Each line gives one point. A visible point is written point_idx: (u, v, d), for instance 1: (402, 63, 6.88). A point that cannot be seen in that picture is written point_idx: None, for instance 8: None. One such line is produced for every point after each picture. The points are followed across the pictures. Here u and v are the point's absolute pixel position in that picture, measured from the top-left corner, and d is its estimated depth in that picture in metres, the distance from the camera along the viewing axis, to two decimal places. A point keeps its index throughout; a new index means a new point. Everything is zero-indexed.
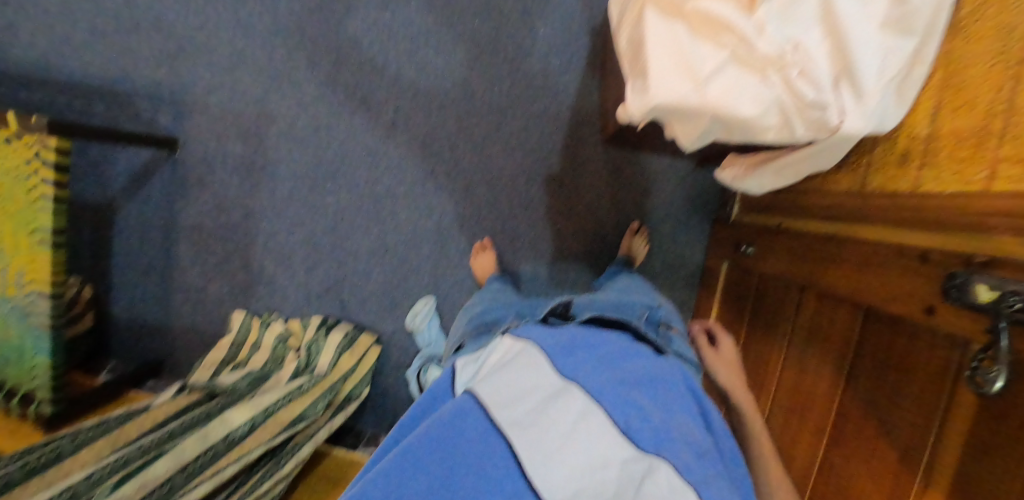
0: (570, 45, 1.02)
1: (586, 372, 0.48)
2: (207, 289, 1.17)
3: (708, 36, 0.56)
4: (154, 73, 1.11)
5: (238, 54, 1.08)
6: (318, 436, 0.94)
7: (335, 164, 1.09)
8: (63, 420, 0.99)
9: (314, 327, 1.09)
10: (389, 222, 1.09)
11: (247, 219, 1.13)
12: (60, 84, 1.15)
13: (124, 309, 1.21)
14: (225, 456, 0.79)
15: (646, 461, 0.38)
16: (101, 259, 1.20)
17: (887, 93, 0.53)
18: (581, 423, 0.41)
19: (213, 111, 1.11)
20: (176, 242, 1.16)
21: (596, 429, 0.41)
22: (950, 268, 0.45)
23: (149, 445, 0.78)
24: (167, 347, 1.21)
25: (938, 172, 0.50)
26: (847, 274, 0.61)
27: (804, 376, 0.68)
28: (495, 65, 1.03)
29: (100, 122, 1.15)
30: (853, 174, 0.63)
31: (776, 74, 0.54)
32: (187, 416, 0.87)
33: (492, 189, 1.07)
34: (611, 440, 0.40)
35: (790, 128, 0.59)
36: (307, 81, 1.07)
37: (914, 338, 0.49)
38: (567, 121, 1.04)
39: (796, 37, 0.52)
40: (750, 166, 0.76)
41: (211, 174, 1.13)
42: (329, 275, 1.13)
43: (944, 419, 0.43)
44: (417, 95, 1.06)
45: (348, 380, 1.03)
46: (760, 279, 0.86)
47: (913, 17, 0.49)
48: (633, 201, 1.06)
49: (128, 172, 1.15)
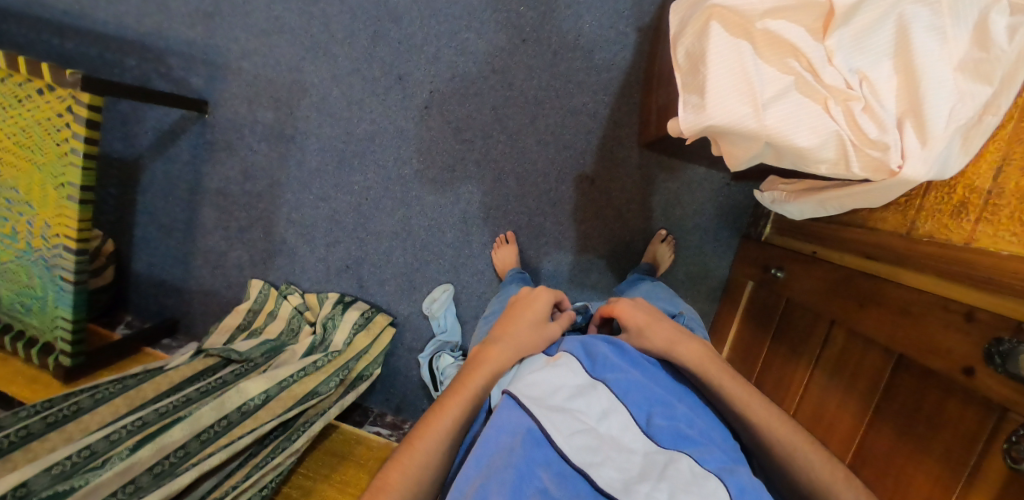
0: (616, 41, 0.98)
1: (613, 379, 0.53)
2: (228, 254, 1.18)
3: (774, 59, 0.55)
4: (189, 32, 1.10)
5: (276, 19, 1.06)
6: (329, 413, 0.97)
7: (365, 141, 1.08)
8: (83, 372, 1.01)
9: (331, 303, 1.10)
10: (415, 206, 1.09)
11: (272, 189, 1.13)
12: (94, 35, 1.14)
13: (145, 265, 1.23)
14: (240, 426, 0.83)
15: (667, 454, 0.46)
16: (125, 214, 1.21)
17: (954, 140, 0.50)
18: (607, 417, 0.48)
19: (246, 76, 1.09)
20: (200, 204, 1.16)
21: (620, 426, 0.48)
22: (999, 333, 0.44)
23: (166, 408, 0.82)
24: (185, 307, 1.23)
25: (996, 228, 0.49)
26: (883, 315, 0.61)
27: (825, 405, 0.69)
28: (536, 56, 1.01)
29: (132, 77, 1.14)
30: (902, 215, 0.62)
31: (838, 105, 0.53)
32: (201, 383, 0.92)
33: (520, 184, 1.05)
34: (635, 437, 0.47)
35: (845, 164, 0.56)
36: (343, 53, 1.05)
37: (948, 394, 0.50)
38: (604, 121, 1.02)
39: (863, 70, 0.52)
40: (793, 191, 0.75)
41: (239, 140, 1.12)
42: (350, 252, 1.13)
43: (971, 477, 0.45)
44: (454, 79, 1.03)
45: (363, 358, 1.05)
46: (787, 303, 0.85)
47: (992, 66, 0.47)
48: (662, 210, 1.05)
49: (157, 130, 1.15)
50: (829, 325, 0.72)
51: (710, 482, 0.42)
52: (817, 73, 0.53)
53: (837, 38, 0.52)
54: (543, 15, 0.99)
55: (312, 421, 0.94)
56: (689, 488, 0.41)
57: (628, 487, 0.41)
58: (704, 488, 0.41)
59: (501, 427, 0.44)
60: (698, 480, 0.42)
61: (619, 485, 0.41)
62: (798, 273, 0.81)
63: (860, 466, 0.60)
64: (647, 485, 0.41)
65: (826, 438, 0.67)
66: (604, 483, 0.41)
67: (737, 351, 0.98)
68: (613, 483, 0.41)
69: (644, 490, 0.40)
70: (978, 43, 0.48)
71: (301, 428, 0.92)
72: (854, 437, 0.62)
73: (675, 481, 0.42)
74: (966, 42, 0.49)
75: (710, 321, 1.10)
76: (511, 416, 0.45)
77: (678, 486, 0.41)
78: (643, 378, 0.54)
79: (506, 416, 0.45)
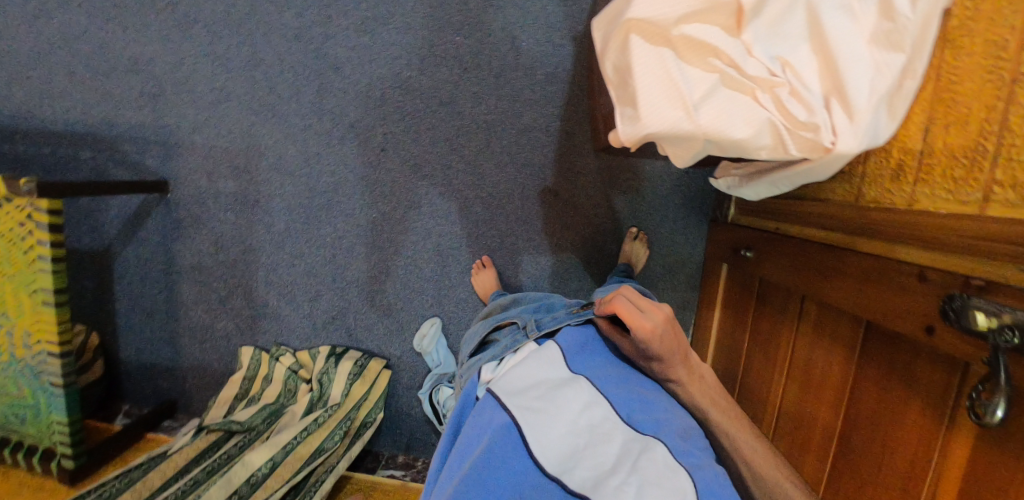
0: (554, 56, 1.00)
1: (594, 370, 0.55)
2: (213, 326, 1.18)
3: (696, 60, 0.55)
4: (138, 116, 1.10)
5: (220, 90, 1.07)
6: (339, 467, 0.96)
7: (328, 193, 1.09)
8: (86, 472, 1.01)
9: (324, 357, 1.10)
10: (388, 247, 1.09)
11: (246, 254, 1.13)
12: (44, 134, 1.14)
13: (133, 352, 1.22)
14: (251, 499, 0.84)
15: (643, 442, 0.47)
16: (104, 304, 1.20)
17: (880, 110, 0.51)
18: (587, 409, 0.49)
19: (202, 149, 1.10)
20: (178, 282, 1.16)
21: (600, 415, 0.49)
22: (949, 290, 0.47)
23: (175, 495, 0.83)
24: (179, 386, 1.22)
25: (932, 186, 0.51)
26: (844, 287, 0.63)
27: (811, 374, 0.71)
28: (481, 82, 1.02)
29: (86, 169, 1.14)
30: (849, 185, 0.64)
31: (765, 93, 0.54)
32: (207, 460, 0.92)
33: (487, 207, 1.06)
34: (615, 424, 0.48)
35: (783, 147, 0.56)
36: (292, 113, 1.06)
37: (915, 353, 0.52)
38: (557, 133, 1.03)
39: (783, 57, 0.53)
40: (746, 175, 0.76)
41: (205, 213, 1.12)
42: (333, 304, 1.13)
43: (946, 433, 0.47)
44: (404, 118, 1.04)
45: (362, 407, 1.05)
46: (761, 281, 0.86)
47: (901, 35, 0.48)
48: (629, 208, 1.07)
49: (123, 216, 1.15)
50: (802, 299, 0.74)
51: (679, 475, 0.43)
52: (740, 67, 0.54)
53: (752, 31, 0.53)
54: (479, 42, 1.00)
55: (321, 480, 0.93)
56: (658, 481, 0.42)
57: (597, 484, 0.42)
58: (672, 480, 0.42)
59: (484, 422, 0.48)
60: (669, 472, 0.43)
61: (589, 484, 0.42)
62: (767, 251, 0.83)
63: (849, 437, 0.62)
64: (617, 480, 0.42)
65: (816, 406, 0.69)
66: (576, 483, 0.42)
67: (725, 329, 0.99)
68: (584, 483, 0.42)
69: (614, 485, 0.42)
70: (884, 15, 0.49)
71: (313, 489, 0.91)
72: (839, 405, 0.64)
73: (646, 472, 0.43)
74: (874, 16, 0.49)
75: (696, 307, 1.11)
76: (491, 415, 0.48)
77: (647, 479, 0.42)
78: (619, 375, 0.57)
79: (487, 414, 0.48)
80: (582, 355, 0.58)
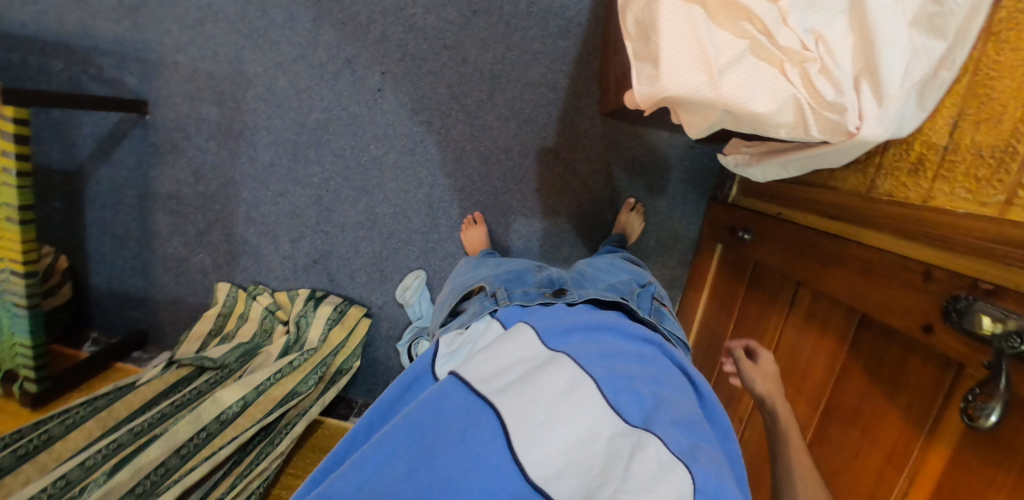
0: (569, 8, 0.94)
1: (575, 349, 0.51)
2: (189, 260, 1.14)
3: (727, 22, 0.50)
4: (115, 28, 1.02)
5: (208, 7, 0.99)
6: (312, 411, 0.96)
7: (318, 131, 1.03)
8: (52, 396, 0.98)
9: (303, 300, 1.08)
10: (377, 193, 1.05)
11: (227, 188, 1.08)
12: (11, 38, 1.05)
13: (104, 280, 1.17)
14: (219, 437, 0.82)
15: (635, 438, 0.41)
16: (74, 228, 1.15)
17: (908, 99, 0.48)
18: (571, 392, 0.43)
19: (185, 71, 1.03)
20: (153, 211, 1.11)
21: (586, 400, 0.43)
22: (955, 290, 0.45)
23: (141, 427, 0.81)
24: (152, 317, 1.19)
25: (952, 184, 0.49)
26: (843, 278, 0.62)
27: (797, 360, 0.71)
28: (489, 29, 0.96)
29: (56, 80, 1.06)
30: (862, 174, 0.62)
31: (794, 67, 0.50)
32: (176, 395, 0.90)
33: (484, 161, 1.02)
34: (602, 411, 0.43)
35: (804, 128, 0.53)
36: (284, 40, 0.99)
37: (910, 350, 0.51)
38: (564, 92, 0.98)
39: (818, 29, 0.48)
40: (756, 155, 0.73)
41: (186, 139, 1.06)
42: (316, 247, 1.10)
43: (930, 434, 0.47)
44: (405, 59, 0.98)
45: (339, 354, 1.04)
46: (755, 264, 0.85)
47: (946, 20, 0.45)
48: (630, 179, 1.04)
49: (96, 135, 1.08)
50: (796, 286, 0.73)
51: (678, 473, 0.38)
52: (771, 35, 0.48)
53: None
54: None
55: (293, 422, 0.93)
56: (655, 479, 0.36)
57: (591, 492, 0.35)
58: (667, 482, 0.36)
59: (447, 407, 0.39)
60: (665, 470, 0.37)
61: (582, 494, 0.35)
62: (766, 234, 0.81)
63: (828, 424, 0.62)
64: (611, 487, 0.35)
65: (797, 392, 0.70)
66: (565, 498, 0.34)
67: (711, 309, 0.99)
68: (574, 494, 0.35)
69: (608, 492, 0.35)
70: None
71: (283, 431, 0.91)
72: (822, 394, 0.64)
73: (640, 474, 0.36)
74: None
75: (683, 286, 1.11)
76: (457, 399, 0.40)
77: (643, 484, 0.35)
78: (604, 354, 0.51)
79: (451, 401, 0.40)
80: (571, 333, 0.54)
